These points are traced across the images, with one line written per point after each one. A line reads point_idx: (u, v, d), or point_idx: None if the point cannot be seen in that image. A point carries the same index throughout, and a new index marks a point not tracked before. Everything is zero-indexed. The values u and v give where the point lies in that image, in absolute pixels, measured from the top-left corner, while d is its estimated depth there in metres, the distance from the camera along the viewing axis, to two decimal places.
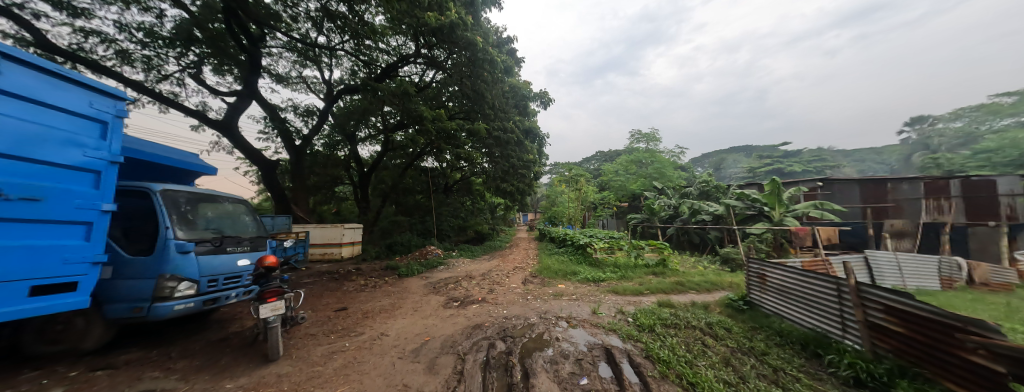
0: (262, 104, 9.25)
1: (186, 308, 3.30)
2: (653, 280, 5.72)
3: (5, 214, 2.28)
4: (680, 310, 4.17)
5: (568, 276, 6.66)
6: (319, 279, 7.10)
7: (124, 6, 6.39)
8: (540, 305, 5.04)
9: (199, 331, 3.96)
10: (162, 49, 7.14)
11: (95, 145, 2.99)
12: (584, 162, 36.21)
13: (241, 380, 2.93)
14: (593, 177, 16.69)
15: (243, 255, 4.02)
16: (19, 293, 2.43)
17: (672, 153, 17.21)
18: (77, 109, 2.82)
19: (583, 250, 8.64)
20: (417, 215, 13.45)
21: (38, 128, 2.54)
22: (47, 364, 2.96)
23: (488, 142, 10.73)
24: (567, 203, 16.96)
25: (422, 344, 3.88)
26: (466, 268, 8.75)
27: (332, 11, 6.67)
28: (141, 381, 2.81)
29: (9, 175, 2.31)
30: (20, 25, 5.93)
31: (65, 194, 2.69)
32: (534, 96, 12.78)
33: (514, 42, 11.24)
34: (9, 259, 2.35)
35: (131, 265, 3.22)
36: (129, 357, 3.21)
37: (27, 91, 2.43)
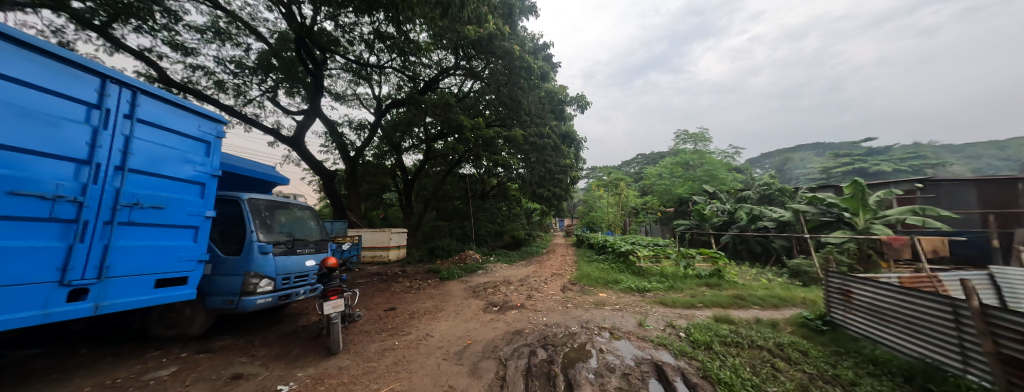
0: (323, 121, 10.25)
1: (266, 303, 3.76)
2: (706, 293, 5.27)
3: (136, 219, 2.83)
4: (741, 326, 3.79)
5: (610, 285, 6.38)
6: (370, 280, 7.65)
7: (220, 43, 7.57)
8: (581, 314, 4.89)
9: (274, 324, 4.47)
10: (248, 77, 8.33)
11: (203, 162, 3.57)
12: (623, 164, 34.80)
13: (309, 370, 3.26)
14: (633, 181, 16.00)
15: (310, 256, 4.49)
16: (146, 285, 2.97)
17: (725, 156, 15.35)
18: (188, 132, 3.38)
19: (625, 258, 8.25)
20: (456, 220, 13.93)
21: (162, 148, 3.09)
22: (165, 345, 3.55)
23: (525, 148, 10.81)
24: (605, 208, 16.46)
25: (465, 347, 3.97)
26: (504, 273, 8.84)
27: (383, 32, 7.25)
28: (234, 365, 3.25)
29: (140, 188, 2.87)
30: (149, 66, 7.32)
31: (178, 203, 3.24)
32: (571, 100, 12.63)
33: (549, 48, 11.31)
34: (137, 256, 2.88)
35: (225, 263, 3.76)
36: (223, 343, 3.73)
37: (154, 119, 3.00)
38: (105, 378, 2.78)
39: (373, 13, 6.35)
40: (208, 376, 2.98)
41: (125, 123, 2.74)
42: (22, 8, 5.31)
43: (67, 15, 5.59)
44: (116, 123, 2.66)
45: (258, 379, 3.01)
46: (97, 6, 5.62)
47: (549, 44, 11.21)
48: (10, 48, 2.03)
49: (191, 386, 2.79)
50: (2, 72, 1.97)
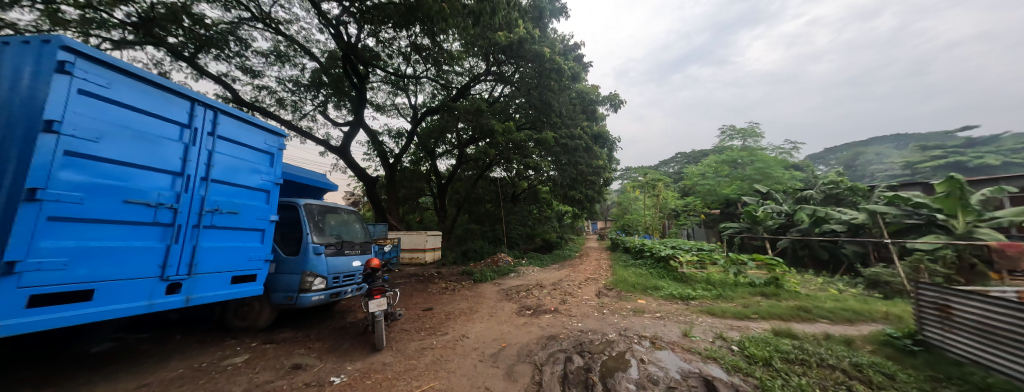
0: (366, 131, 10.98)
1: (319, 299, 4.09)
2: (761, 303, 4.81)
3: (217, 223, 3.25)
4: (807, 342, 3.39)
5: (650, 292, 6.06)
6: (408, 281, 8.01)
7: (280, 64, 8.43)
8: (618, 321, 4.70)
9: (326, 319, 4.84)
10: (303, 93, 9.20)
11: (269, 171, 4.00)
12: (659, 164, 33.04)
13: (357, 364, 3.47)
14: (672, 182, 15.15)
15: (355, 256, 4.82)
16: (223, 280, 3.37)
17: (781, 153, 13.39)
18: (256, 144, 3.80)
19: (665, 263, 7.81)
20: (487, 223, 14.16)
21: (236, 160, 3.51)
22: (239, 335, 4.01)
23: (556, 150, 10.72)
24: (641, 210, 15.74)
25: (500, 349, 4.00)
26: (536, 276, 8.80)
27: (419, 44, 7.63)
28: (294, 356, 3.57)
29: (218, 195, 3.28)
30: (226, 88, 8.39)
31: (248, 208, 3.65)
32: (603, 100, 12.30)
33: (580, 48, 11.18)
34: (217, 255, 3.28)
35: (285, 263, 4.16)
36: (285, 335, 4.12)
37: (230, 135, 3.43)
38: (193, 361, 3.20)
39: (410, 27, 6.70)
40: (273, 365, 3.31)
41: (208, 140, 3.18)
42: (134, 46, 6.38)
43: (165, 49, 6.60)
44: (202, 140, 3.09)
45: (313, 370, 3.27)
46: (187, 40, 6.57)
47: (580, 44, 11.08)
48: (124, 80, 2.45)
49: (260, 373, 3.11)
50: (118, 100, 2.39)
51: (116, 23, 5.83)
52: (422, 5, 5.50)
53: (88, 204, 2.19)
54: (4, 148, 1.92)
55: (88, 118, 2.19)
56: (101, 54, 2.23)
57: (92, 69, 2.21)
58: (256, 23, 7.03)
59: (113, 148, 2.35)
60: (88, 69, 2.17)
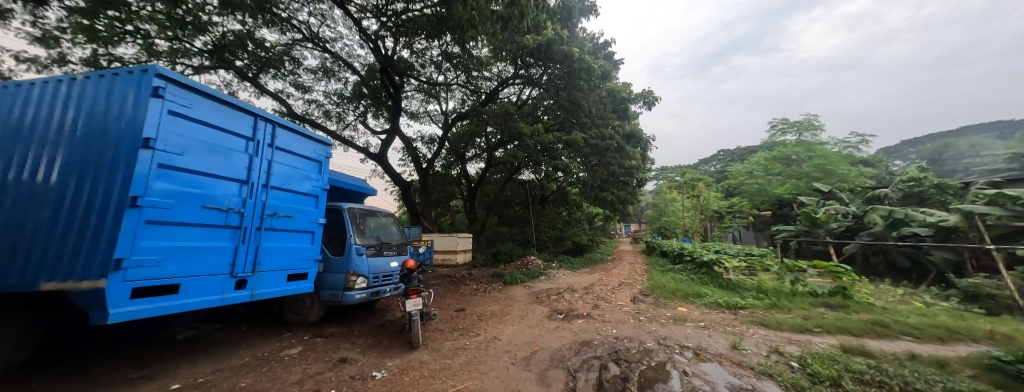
0: (401, 138, 11.55)
1: (361, 298, 4.35)
2: (826, 315, 4.29)
3: (275, 225, 3.59)
4: (886, 362, 2.95)
5: (691, 300, 5.67)
6: (442, 281, 8.26)
7: (326, 79, 9.15)
8: (656, 329, 4.47)
9: (368, 317, 5.14)
10: (346, 105, 9.91)
11: (318, 178, 4.35)
12: (698, 164, 31.03)
13: (396, 361, 3.63)
14: (714, 181, 14.14)
15: (393, 257, 5.07)
16: (280, 278, 3.71)
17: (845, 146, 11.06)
18: (306, 154, 4.14)
19: (709, 269, 7.29)
20: (516, 225, 14.18)
21: (290, 168, 3.86)
22: (293, 328, 4.37)
23: (586, 151, 10.50)
24: (679, 212, 14.88)
25: (532, 353, 3.97)
26: (568, 280, 8.63)
27: (450, 53, 7.90)
28: (340, 350, 3.82)
29: (276, 200, 3.62)
30: (282, 104, 9.29)
31: (300, 212, 3.99)
32: (635, 97, 11.84)
33: (610, 46, 10.91)
34: (275, 254, 3.62)
35: (332, 262, 4.47)
36: (332, 331, 4.43)
37: (285, 145, 3.77)
38: (257, 350, 3.55)
39: (441, 36, 6.96)
40: (323, 358, 3.57)
41: (268, 150, 3.53)
42: (209, 71, 7.29)
43: (233, 72, 7.47)
44: (263, 151, 3.44)
45: (357, 364, 3.47)
46: (250, 62, 7.39)
47: (610, 42, 10.83)
48: (202, 100, 2.80)
49: (312, 365, 3.36)
50: (198, 119, 2.74)
51: (195, 52, 6.69)
52: (453, 15, 5.70)
53: (175, 209, 2.53)
54: (113, 163, 2.27)
55: (175, 135, 2.53)
56: (185, 79, 2.56)
57: (179, 93, 2.55)
58: (306, 43, 7.71)
59: (194, 160, 2.69)
60: (174, 92, 2.50)
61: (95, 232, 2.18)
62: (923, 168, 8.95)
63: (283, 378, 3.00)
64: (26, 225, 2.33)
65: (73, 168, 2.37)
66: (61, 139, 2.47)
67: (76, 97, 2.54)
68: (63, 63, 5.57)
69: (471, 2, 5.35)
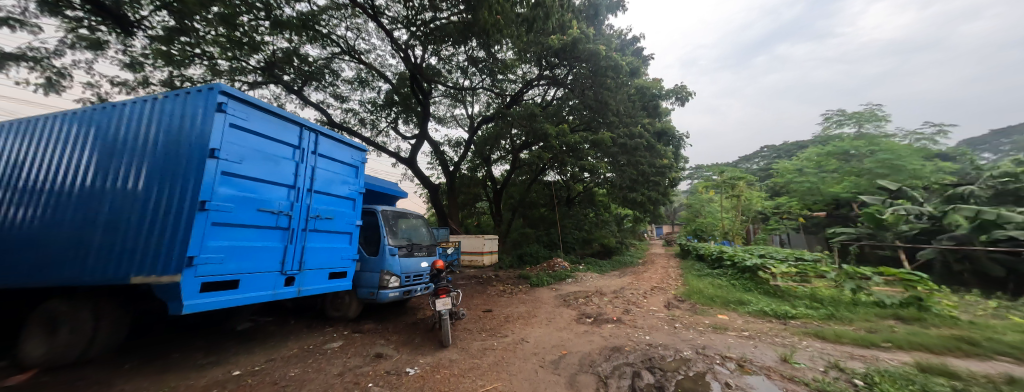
0: (430, 142, 11.93)
1: (395, 296, 4.55)
2: (896, 329, 3.80)
3: (317, 227, 3.86)
4: (976, 385, 2.55)
5: (733, 307, 5.29)
6: (469, 282, 8.41)
7: (361, 88, 9.69)
8: (693, 337, 4.22)
9: (401, 315, 5.36)
10: (379, 112, 10.44)
11: (355, 182, 4.61)
12: (738, 161, 29.02)
13: (427, 358, 3.74)
14: (756, 180, 13.13)
15: (423, 258, 5.24)
16: (322, 276, 3.97)
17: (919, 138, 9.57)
18: (344, 159, 4.40)
19: (753, 275, 6.77)
20: (542, 227, 14.09)
21: (330, 174, 4.12)
22: (334, 324, 4.66)
23: (614, 151, 10.24)
24: (718, 214, 14.04)
25: (561, 357, 3.92)
26: (596, 283, 8.42)
27: (476, 58, 8.06)
28: (376, 346, 4.01)
29: (317, 204, 3.88)
30: (323, 114, 9.99)
31: (339, 214, 4.25)
32: (666, 93, 11.35)
33: (638, 41, 10.60)
34: (317, 254, 3.88)
35: (367, 262, 4.71)
36: (369, 327, 4.67)
37: (325, 152, 4.03)
38: (303, 343, 3.82)
39: (468, 42, 7.13)
40: (361, 352, 3.77)
41: (312, 157, 3.81)
42: (262, 86, 8.02)
43: (282, 86, 8.16)
44: (307, 158, 3.72)
45: (391, 360, 3.61)
46: (295, 76, 8.04)
47: (638, 37, 10.52)
48: (257, 113, 3.08)
49: (351, 359, 3.56)
50: (253, 130, 3.02)
51: (250, 69, 7.37)
52: (479, 20, 5.79)
53: (236, 212, 2.81)
54: (186, 172, 2.57)
55: (235, 145, 2.81)
56: (243, 95, 2.84)
57: (238, 107, 2.83)
58: (343, 56, 8.24)
59: (250, 168, 2.97)
60: (234, 107, 2.78)
61: (172, 232, 2.48)
62: (1018, 160, 7.69)
63: (327, 370, 3.20)
64: (120, 227, 2.70)
65: (155, 177, 2.71)
66: (145, 152, 2.82)
67: (157, 114, 2.90)
68: (146, 85, 6.40)
69: (496, 7, 5.39)
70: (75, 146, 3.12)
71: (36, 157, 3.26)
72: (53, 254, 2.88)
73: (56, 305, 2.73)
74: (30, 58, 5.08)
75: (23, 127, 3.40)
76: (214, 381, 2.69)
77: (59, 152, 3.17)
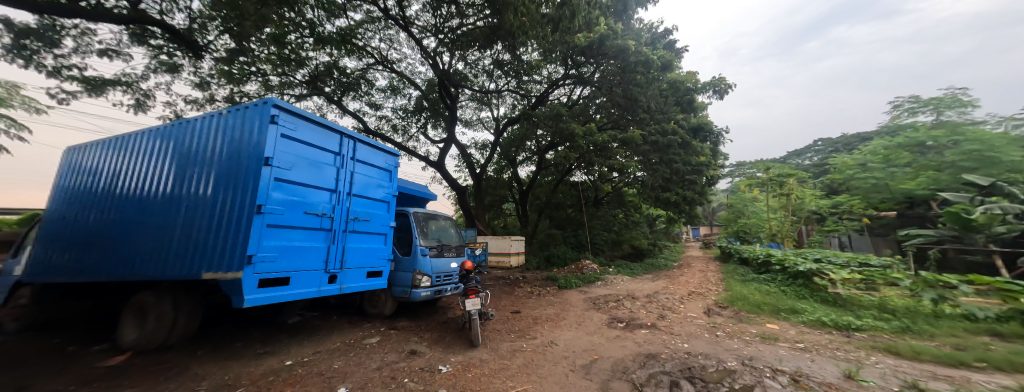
0: (457, 145, 12.22)
1: (426, 296, 4.71)
2: (992, 347, 3.26)
3: (356, 228, 4.09)
4: None
5: (784, 316, 4.84)
6: (497, 283, 8.48)
7: (393, 96, 10.17)
8: (737, 347, 3.92)
9: (432, 313, 5.53)
10: (409, 118, 10.88)
11: (389, 185, 4.83)
12: (786, 157, 26.62)
13: (458, 357, 3.81)
14: (807, 176, 11.96)
15: (453, 258, 5.36)
16: (360, 275, 4.21)
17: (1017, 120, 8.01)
18: (379, 164, 4.62)
19: (808, 282, 6.15)
20: (569, 228, 13.87)
21: (367, 178, 4.35)
22: (371, 320, 4.91)
23: (645, 149, 9.87)
24: (766, 215, 12.98)
25: (592, 362, 3.81)
26: (627, 287, 8.12)
27: (502, 61, 8.14)
28: (410, 343, 4.16)
29: (355, 206, 4.12)
30: (359, 122, 10.61)
31: (374, 216, 4.47)
32: (703, 87, 10.73)
33: (671, 34, 10.15)
34: (356, 254, 4.11)
35: (400, 262, 4.91)
36: (403, 324, 4.86)
37: (362, 157, 4.26)
38: (344, 337, 4.07)
39: (493, 45, 7.22)
40: (397, 348, 3.93)
41: (351, 163, 4.06)
42: (307, 98, 8.69)
43: (324, 97, 8.79)
44: (347, 163, 3.96)
45: (424, 357, 3.73)
46: (335, 87, 8.64)
47: (671, 29, 10.08)
48: (304, 123, 3.34)
49: (387, 354, 3.73)
50: (300, 139, 3.27)
51: (296, 83, 8.01)
52: (505, 23, 5.82)
53: (286, 215, 3.06)
54: (245, 179, 2.84)
55: (285, 154, 3.06)
56: (291, 107, 3.10)
57: (288, 118, 3.09)
58: (377, 66, 8.69)
59: (298, 174, 3.22)
60: (284, 118, 3.03)
61: (234, 233, 2.75)
62: None
63: (367, 364, 3.37)
64: (193, 228, 3.04)
65: (219, 185, 3.03)
66: (213, 161, 3.16)
67: (222, 127, 3.24)
68: (213, 101, 7.20)
69: (522, 9, 5.36)
70: (157, 157, 3.58)
71: (127, 167, 3.78)
72: (140, 253, 3.31)
73: (144, 296, 3.15)
74: (124, 82, 5.93)
75: (117, 142, 3.96)
76: (270, 370, 2.94)
77: (145, 163, 3.65)
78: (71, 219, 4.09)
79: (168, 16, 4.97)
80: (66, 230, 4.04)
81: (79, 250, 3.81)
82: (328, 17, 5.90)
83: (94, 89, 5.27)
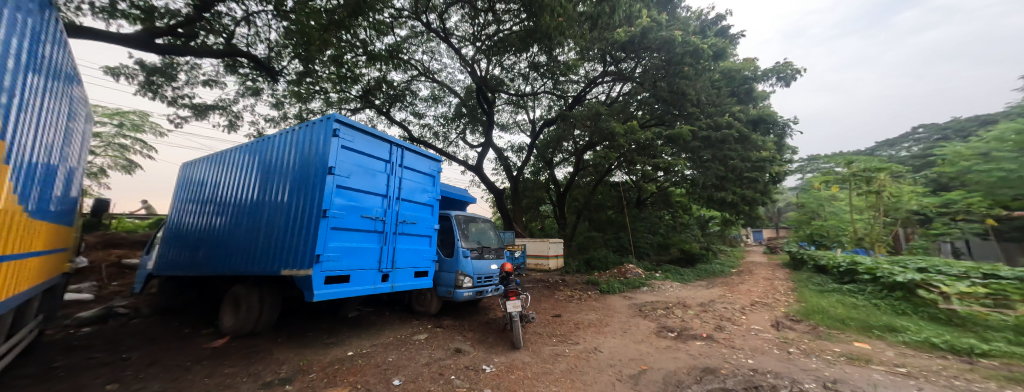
0: (494, 149, 12.45)
1: (469, 296, 4.87)
2: None
3: (405, 230, 4.35)
4: None
5: (877, 335, 4.13)
6: (536, 286, 8.44)
7: (434, 104, 10.70)
8: (816, 367, 3.41)
9: (474, 314, 5.67)
10: (449, 125, 11.33)
11: (433, 190, 5.06)
12: (874, 149, 22.77)
13: (501, 358, 3.84)
14: (903, 170, 10.11)
15: (493, 260, 5.45)
16: (408, 274, 4.46)
17: None
18: (424, 170, 4.86)
19: (913, 297, 5.16)
20: (610, 231, 13.33)
21: (413, 183, 4.59)
22: (419, 317, 5.17)
23: (694, 145, 9.17)
24: (847, 217, 11.34)
25: (641, 372, 3.59)
26: (678, 294, 7.56)
27: (538, 63, 8.16)
28: (455, 341, 4.31)
29: (403, 210, 4.38)
30: (405, 130, 11.32)
31: (420, 220, 4.72)
32: (764, 74, 9.70)
33: (723, 20, 9.42)
34: (405, 255, 4.37)
35: (444, 263, 5.12)
36: (448, 323, 5.05)
37: (409, 164, 4.52)
38: (396, 333, 4.33)
39: (529, 48, 7.25)
40: (443, 346, 4.10)
41: (399, 170, 4.34)
42: (360, 111, 9.49)
43: (375, 109, 9.54)
44: (396, 170, 4.25)
45: (468, 356, 3.82)
46: (384, 100, 9.34)
47: (723, 15, 9.38)
48: (360, 135, 3.65)
49: (435, 351, 3.90)
50: (357, 149, 3.58)
51: (351, 99, 8.83)
52: (541, 25, 5.79)
53: (347, 218, 3.38)
54: (314, 187, 3.20)
55: (345, 163, 3.38)
56: (350, 121, 3.43)
57: (348, 132, 3.42)
58: (420, 77, 9.22)
59: (356, 181, 3.54)
60: (344, 131, 3.36)
61: (305, 235, 3.11)
62: None
63: (417, 359, 3.56)
64: (274, 230, 3.49)
65: (293, 192, 3.44)
66: (288, 171, 3.60)
67: (295, 140, 3.67)
68: (285, 119, 8.21)
69: (560, 9, 5.33)
70: (246, 169, 4.17)
71: (224, 179, 4.46)
72: (234, 251, 3.88)
73: (237, 289, 3.67)
74: (220, 107, 7.03)
75: (217, 158, 4.70)
76: (336, 359, 3.24)
77: (237, 174, 4.28)
78: (185, 222, 4.93)
79: (253, 48, 5.76)
80: (181, 232, 4.88)
81: (191, 248, 4.58)
82: (378, 36, 6.39)
83: (199, 113, 6.31)
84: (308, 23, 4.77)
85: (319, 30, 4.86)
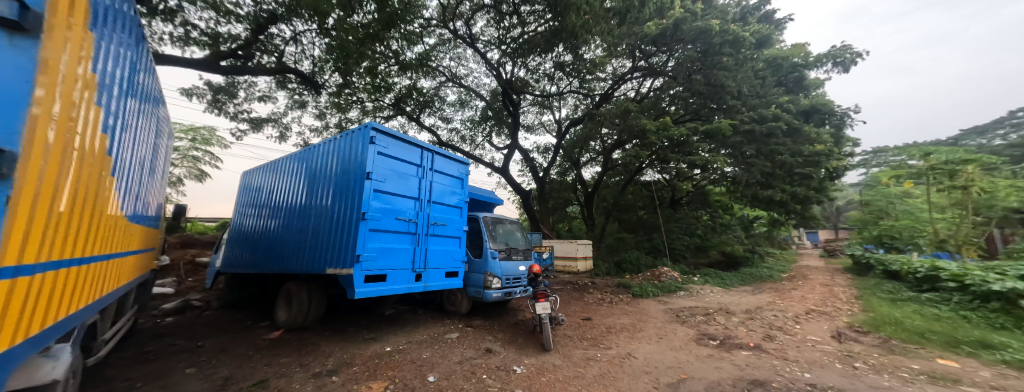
0: (521, 151, 12.50)
1: (498, 297, 4.91)
2: None
3: (436, 232, 4.49)
4: None
5: (967, 352, 3.57)
6: (565, 288, 8.31)
7: (462, 108, 10.96)
8: (889, 386, 3.02)
9: (503, 315, 5.69)
10: (476, 128, 11.53)
11: (462, 192, 5.14)
12: (958, 138, 19.66)
13: (532, 360, 3.82)
14: (999, 161, 8.65)
15: (521, 261, 5.45)
16: (439, 275, 4.59)
17: None
18: (453, 173, 4.97)
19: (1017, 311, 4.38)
20: (642, 232, 12.78)
21: (443, 186, 4.72)
22: (450, 317, 5.30)
23: (736, 140, 8.52)
24: (923, 216, 9.92)
25: (681, 381, 3.40)
26: (720, 299, 7.06)
27: (563, 62, 8.09)
28: (485, 341, 4.35)
29: (434, 212, 4.52)
30: (434, 135, 11.72)
31: (450, 221, 4.84)
32: (817, 60, 8.83)
33: (767, 5, 8.73)
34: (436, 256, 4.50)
35: (473, 263, 5.21)
36: (478, 323, 5.12)
37: (439, 167, 4.66)
38: (429, 331, 4.48)
39: (555, 48, 7.20)
40: (474, 345, 4.16)
41: (430, 173, 4.49)
42: (393, 118, 9.97)
43: (406, 116, 9.98)
44: (427, 173, 4.40)
45: (499, 357, 3.85)
46: (414, 106, 9.70)
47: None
48: (395, 141, 3.85)
49: (466, 349, 3.98)
50: (392, 155, 3.79)
51: (385, 107, 9.32)
52: (568, 25, 5.70)
53: (383, 220, 3.58)
54: (354, 191, 3.43)
55: (381, 168, 3.59)
56: (386, 129, 3.64)
57: (384, 139, 3.63)
58: (448, 83, 9.49)
59: (391, 185, 3.73)
60: (380, 139, 3.58)
61: (347, 236, 3.34)
62: None
63: (450, 357, 3.65)
64: (319, 231, 3.78)
65: (336, 196, 3.70)
66: (331, 176, 3.88)
67: (336, 148, 3.96)
68: (327, 128, 8.84)
69: (587, 7, 5.23)
70: (295, 176, 4.55)
71: (277, 185, 4.91)
72: (286, 251, 4.25)
73: (289, 286, 4.01)
74: (273, 120, 7.74)
75: (271, 167, 5.18)
76: (375, 354, 3.42)
77: (288, 180, 4.69)
78: (245, 225, 5.49)
79: (300, 64, 6.28)
80: (242, 234, 5.43)
81: (250, 248, 5.08)
82: (409, 45, 6.66)
83: (256, 126, 6.99)
84: (347, 38, 5.09)
85: (357, 44, 5.18)
